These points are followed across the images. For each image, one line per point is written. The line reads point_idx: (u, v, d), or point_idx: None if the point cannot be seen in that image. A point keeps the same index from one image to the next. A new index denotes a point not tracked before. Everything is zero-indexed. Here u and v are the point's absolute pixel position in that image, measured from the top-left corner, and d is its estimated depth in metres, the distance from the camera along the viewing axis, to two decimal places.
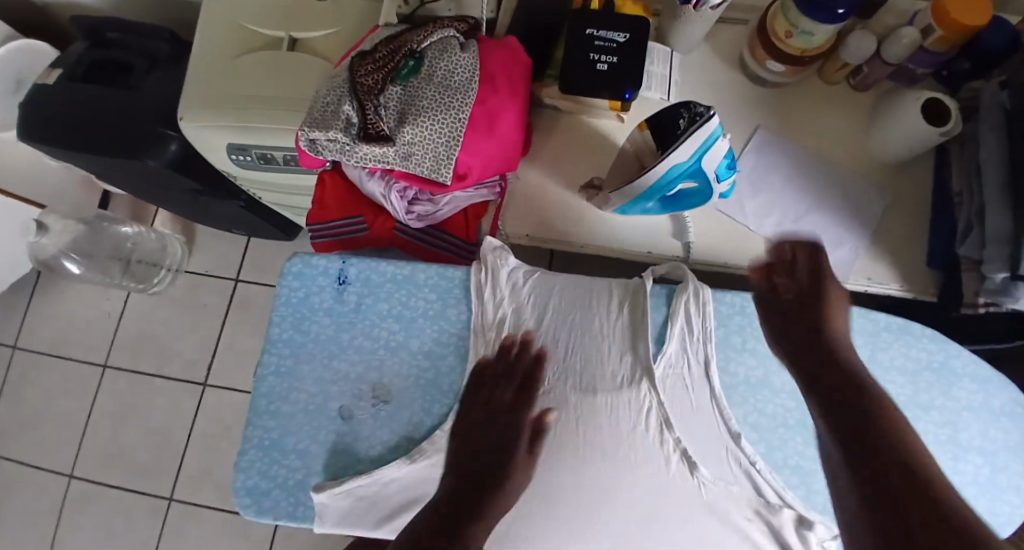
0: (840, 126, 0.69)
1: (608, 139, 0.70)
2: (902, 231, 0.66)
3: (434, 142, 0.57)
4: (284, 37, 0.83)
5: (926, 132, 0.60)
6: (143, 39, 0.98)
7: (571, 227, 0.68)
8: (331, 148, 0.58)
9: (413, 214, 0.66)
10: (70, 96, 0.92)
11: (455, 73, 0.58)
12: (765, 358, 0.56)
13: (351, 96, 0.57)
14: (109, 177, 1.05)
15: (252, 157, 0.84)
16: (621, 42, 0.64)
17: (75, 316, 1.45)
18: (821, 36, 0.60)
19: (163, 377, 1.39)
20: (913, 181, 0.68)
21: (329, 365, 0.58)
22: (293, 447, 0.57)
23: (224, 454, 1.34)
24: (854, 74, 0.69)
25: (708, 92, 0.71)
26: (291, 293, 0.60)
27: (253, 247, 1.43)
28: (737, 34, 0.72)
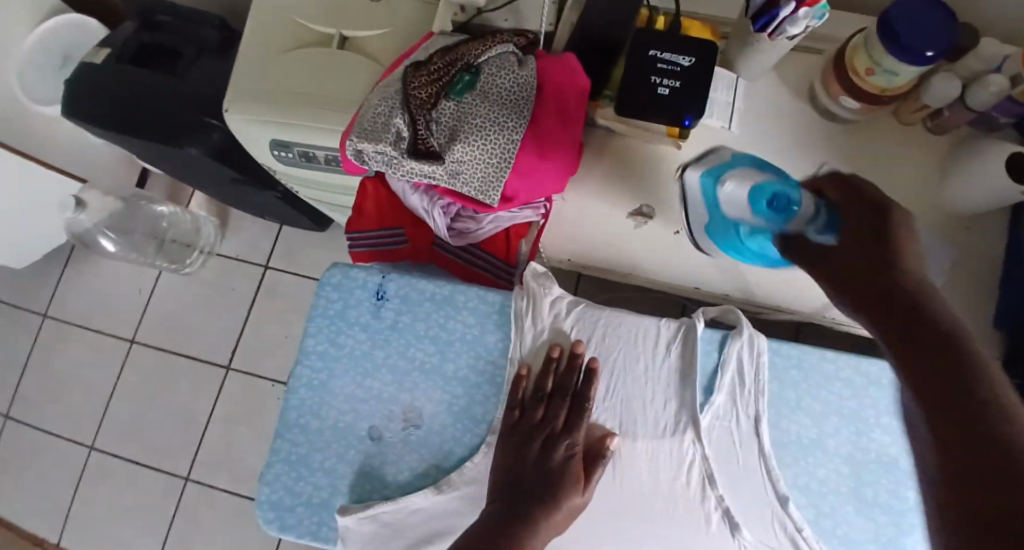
0: (911, 170, 0.65)
1: (660, 166, 0.67)
2: (971, 288, 0.63)
3: (484, 163, 0.56)
4: (335, 34, 0.82)
5: (1007, 189, 0.56)
6: (193, 25, 0.98)
7: (616, 255, 0.66)
8: (377, 161, 0.56)
9: (454, 230, 0.65)
10: (117, 78, 0.92)
11: (511, 92, 0.56)
12: (818, 417, 0.54)
13: (403, 108, 0.55)
14: (150, 160, 1.05)
15: (293, 155, 0.83)
16: (685, 66, 0.61)
17: (108, 290, 1.47)
18: (905, 76, 0.56)
19: (188, 358, 1.41)
20: (986, 235, 0.64)
21: (361, 382, 0.57)
22: (320, 465, 0.56)
23: (242, 440, 1.35)
24: (931, 116, 0.64)
25: (772, 124, 0.67)
26: (328, 305, 0.59)
27: (284, 235, 1.43)
28: (808, 64, 0.68)
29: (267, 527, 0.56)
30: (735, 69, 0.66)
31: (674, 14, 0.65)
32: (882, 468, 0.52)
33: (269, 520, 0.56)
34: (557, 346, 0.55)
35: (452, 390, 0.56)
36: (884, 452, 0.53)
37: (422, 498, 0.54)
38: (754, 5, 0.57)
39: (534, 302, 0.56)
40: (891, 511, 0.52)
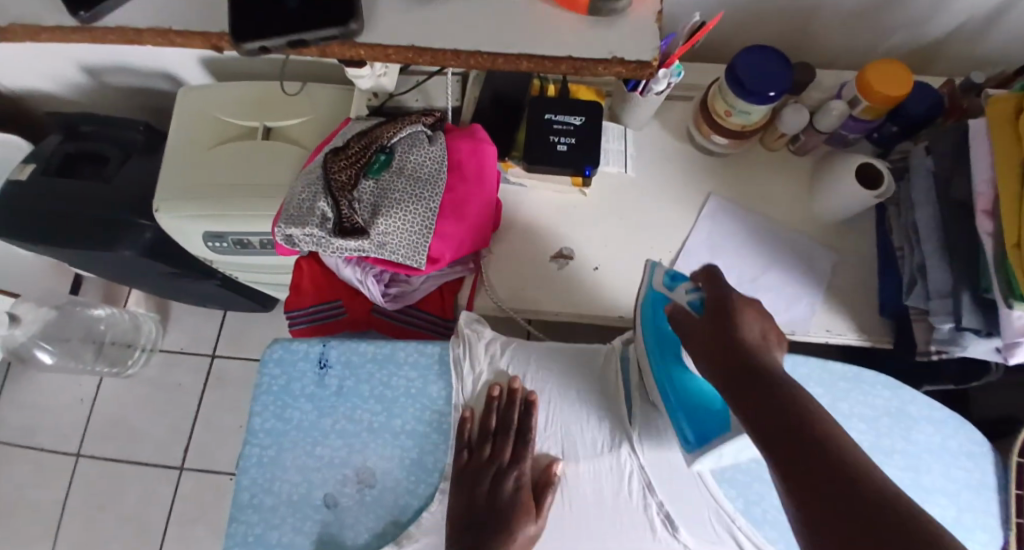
0: (785, 188, 0.75)
1: (571, 213, 0.74)
2: (853, 283, 0.71)
3: (407, 233, 0.60)
4: (258, 126, 0.87)
5: (864, 196, 0.66)
6: (117, 131, 1.01)
7: (543, 297, 0.71)
8: (307, 242, 0.60)
9: (390, 295, 0.68)
10: (44, 190, 0.93)
11: (424, 166, 0.62)
12: None
13: (326, 192, 0.60)
14: (80, 266, 1.04)
15: (228, 244, 0.86)
16: (577, 125, 0.70)
17: (45, 404, 1.40)
18: (758, 114, 0.66)
19: (138, 463, 1.35)
20: (858, 236, 0.73)
21: (311, 451, 0.59)
22: (278, 541, 0.56)
23: (205, 540, 1.29)
24: (792, 141, 0.75)
25: (662, 163, 0.76)
26: (273, 381, 0.61)
27: (229, 321, 1.42)
28: (685, 109, 0.78)
29: None
30: (623, 121, 0.75)
31: (563, 82, 0.73)
32: None
33: None
34: (493, 387, 0.59)
35: (402, 445, 0.58)
36: None
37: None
38: None
39: (465, 343, 0.61)
40: None
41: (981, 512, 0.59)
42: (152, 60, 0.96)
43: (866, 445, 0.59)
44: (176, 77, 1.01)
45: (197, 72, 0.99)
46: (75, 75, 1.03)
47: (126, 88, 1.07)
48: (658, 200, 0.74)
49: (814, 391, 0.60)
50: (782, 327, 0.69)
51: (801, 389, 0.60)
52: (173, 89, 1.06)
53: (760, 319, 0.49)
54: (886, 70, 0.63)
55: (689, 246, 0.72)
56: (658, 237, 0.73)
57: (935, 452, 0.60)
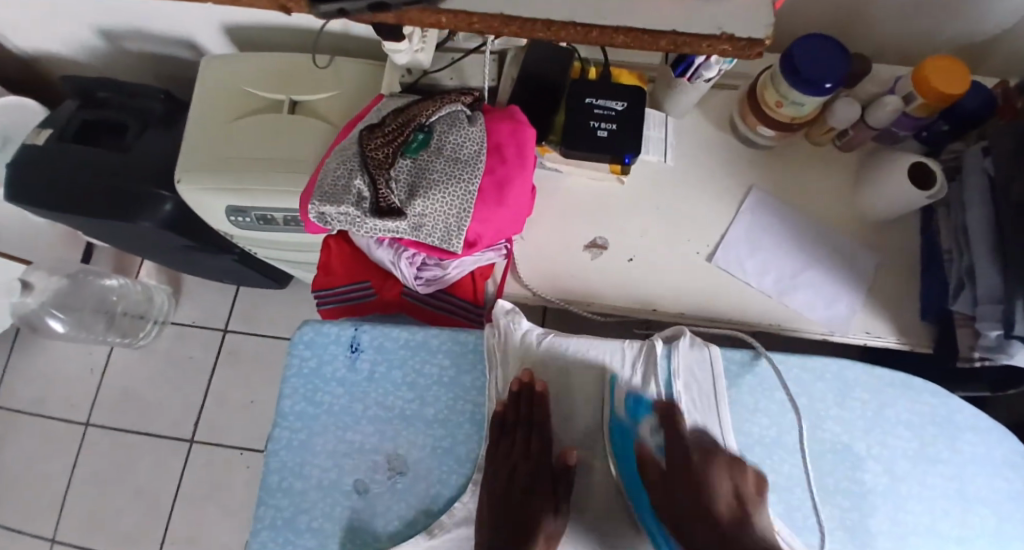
0: (829, 185, 0.73)
1: (607, 202, 0.72)
2: (894, 285, 0.70)
3: (445, 215, 0.59)
4: (284, 99, 0.84)
5: (914, 194, 0.64)
6: (134, 98, 0.97)
7: (577, 287, 0.69)
8: (341, 221, 0.58)
9: (423, 279, 0.67)
10: (62, 156, 0.91)
11: (464, 147, 0.60)
12: (776, 415, 0.58)
13: (362, 170, 0.58)
14: (96, 236, 1.02)
15: (250, 219, 0.84)
16: (619, 111, 0.67)
17: (55, 373, 1.40)
18: (811, 106, 0.64)
19: (148, 435, 1.35)
20: (901, 237, 0.71)
21: (342, 436, 0.58)
22: (307, 526, 0.55)
23: (213, 514, 1.29)
24: (839, 136, 0.72)
25: (703, 154, 0.74)
26: (303, 362, 0.60)
27: (242, 296, 1.41)
28: (728, 99, 0.75)
29: None
30: (664, 108, 0.73)
31: (604, 65, 0.71)
32: (837, 456, 0.57)
33: None
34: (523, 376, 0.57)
35: (435, 433, 0.58)
36: (838, 441, 0.58)
37: (413, 545, 0.54)
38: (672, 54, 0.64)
39: (501, 331, 0.59)
40: (851, 496, 0.57)
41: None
42: (174, 26, 0.93)
43: (909, 452, 0.58)
44: (197, 45, 0.98)
45: (219, 40, 0.96)
46: (93, 39, 1.01)
47: (145, 55, 1.04)
48: (697, 191, 0.72)
49: (859, 395, 0.59)
50: (821, 327, 0.68)
51: (850, 394, 0.59)
52: (193, 58, 1.03)
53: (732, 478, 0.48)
54: (945, 64, 0.61)
55: (731, 239, 0.70)
56: (697, 229, 0.71)
57: (979, 464, 0.59)
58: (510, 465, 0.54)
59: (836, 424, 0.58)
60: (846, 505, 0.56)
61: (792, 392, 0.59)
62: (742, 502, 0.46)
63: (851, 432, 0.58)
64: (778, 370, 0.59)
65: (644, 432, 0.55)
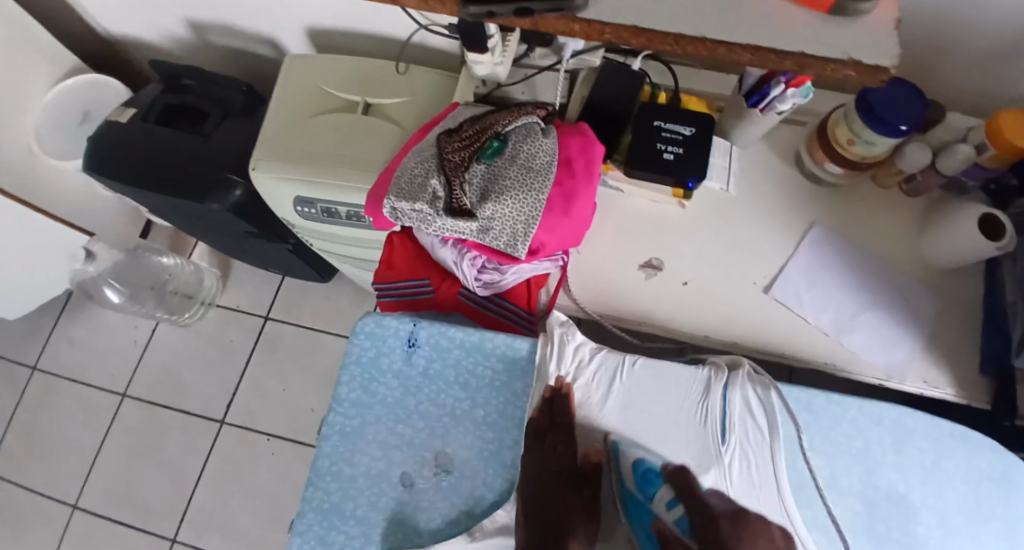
0: (892, 229, 0.73)
1: (667, 224, 0.73)
2: (955, 336, 0.68)
3: (513, 220, 0.60)
4: (359, 101, 0.88)
5: (983, 246, 0.63)
6: (217, 88, 1.02)
7: (629, 305, 0.70)
8: (413, 218, 0.61)
9: (481, 281, 0.68)
10: (144, 137, 0.96)
11: (537, 156, 0.62)
12: (831, 455, 0.58)
13: (438, 171, 0.61)
14: (165, 213, 1.08)
15: (316, 211, 0.87)
16: (686, 136, 0.68)
17: (101, 342, 1.46)
18: (883, 146, 0.64)
19: (181, 412, 1.38)
20: (965, 287, 0.70)
21: (392, 428, 0.61)
22: (352, 513, 0.59)
23: (233, 497, 1.31)
24: (907, 181, 0.72)
25: (766, 186, 0.74)
26: (362, 352, 0.62)
27: (285, 286, 1.45)
28: (796, 135, 0.76)
29: None
30: (729, 138, 0.73)
31: (674, 91, 0.73)
32: (892, 505, 0.56)
33: None
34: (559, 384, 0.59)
35: (481, 436, 0.60)
36: (893, 489, 0.57)
37: (454, 545, 0.57)
38: (747, 84, 0.65)
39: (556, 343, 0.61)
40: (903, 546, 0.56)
41: None
42: (260, 25, 0.99)
43: (965, 507, 0.57)
44: (279, 42, 1.04)
45: (300, 41, 1.01)
46: (183, 30, 1.07)
47: (228, 49, 1.10)
48: (757, 222, 0.72)
49: (918, 445, 0.58)
50: (878, 372, 0.67)
51: (907, 441, 0.58)
52: (272, 55, 1.09)
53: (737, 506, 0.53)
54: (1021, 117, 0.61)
55: (789, 274, 0.70)
56: (754, 259, 0.71)
57: None
58: (558, 467, 0.57)
59: (893, 471, 0.57)
60: None
61: (849, 433, 0.58)
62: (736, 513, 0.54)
63: (907, 481, 0.57)
64: (835, 409, 0.59)
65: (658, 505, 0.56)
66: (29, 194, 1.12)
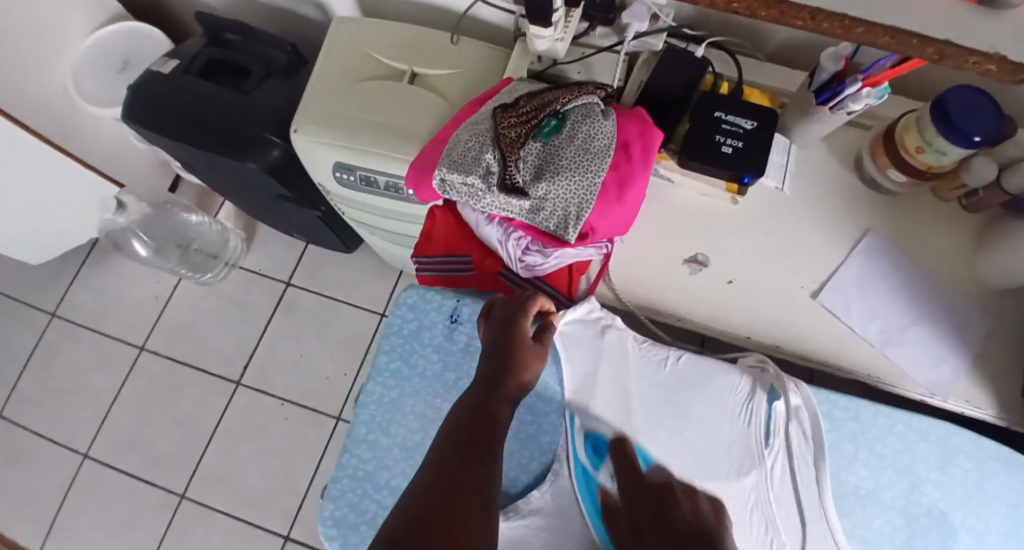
0: (948, 243, 0.70)
1: (716, 220, 0.71)
2: (1004, 357, 0.66)
3: (566, 201, 0.59)
4: (406, 71, 0.86)
5: None
6: (261, 46, 1.01)
7: (672, 299, 0.68)
8: (463, 192, 0.60)
9: (523, 263, 0.66)
10: (185, 90, 0.95)
11: (595, 138, 0.60)
12: (874, 466, 0.57)
13: (493, 145, 0.59)
14: (199, 168, 1.07)
15: (354, 178, 0.86)
16: (747, 129, 0.66)
17: (121, 294, 1.46)
18: (954, 156, 0.61)
19: (197, 369, 1.39)
20: (1018, 308, 0.68)
21: (430, 402, 0.60)
22: (386, 483, 0.58)
23: (243, 457, 1.33)
24: (968, 195, 0.70)
25: (820, 188, 0.72)
26: (403, 324, 0.62)
27: (309, 254, 1.45)
28: (856, 139, 0.74)
29: (331, 543, 0.57)
30: (790, 136, 0.71)
31: (738, 82, 0.70)
32: (933, 522, 0.56)
33: (332, 531, 0.57)
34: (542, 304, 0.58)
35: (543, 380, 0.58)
36: (935, 505, 0.56)
37: None
38: (819, 80, 0.63)
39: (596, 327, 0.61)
40: None
41: None
42: None
43: (1005, 530, 0.56)
44: (326, 5, 1.01)
45: (348, 5, 0.99)
46: None
47: (274, 8, 1.08)
48: (809, 226, 0.70)
49: (963, 464, 0.56)
50: (922, 388, 0.65)
51: (953, 460, 0.57)
52: (317, 17, 1.07)
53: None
54: None
55: (839, 281, 0.68)
56: (805, 263, 0.69)
57: None
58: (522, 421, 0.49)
59: (937, 488, 0.56)
60: None
61: (895, 446, 0.57)
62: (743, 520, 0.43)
63: (950, 499, 0.56)
64: (882, 421, 0.57)
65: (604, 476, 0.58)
66: (63, 139, 1.12)
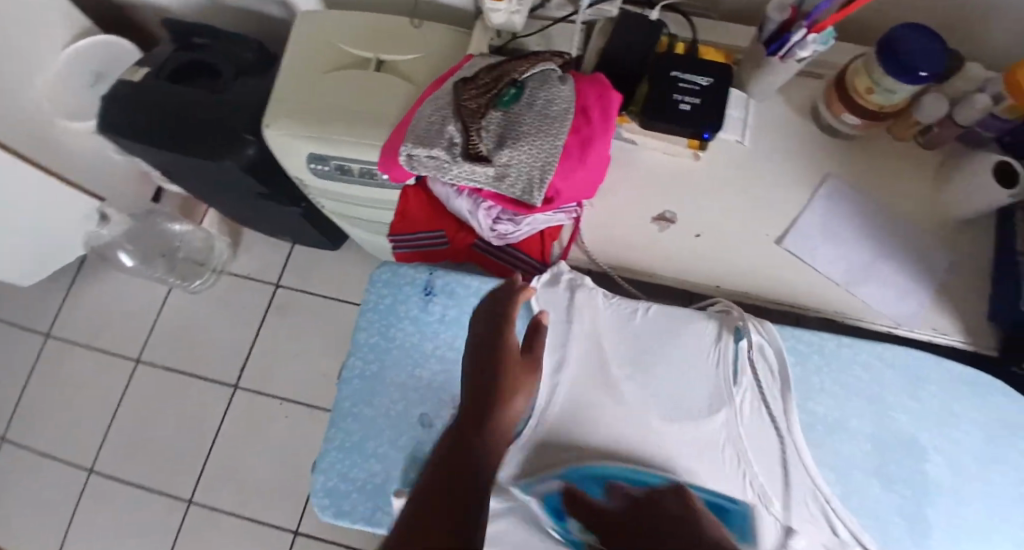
0: (908, 182, 0.72)
1: (681, 177, 0.73)
2: (968, 287, 0.69)
3: (530, 166, 0.60)
4: (372, 58, 0.87)
5: (999, 192, 0.63)
6: (229, 46, 1.02)
7: (644, 255, 0.70)
8: (429, 165, 0.61)
9: (496, 232, 0.69)
10: (159, 93, 0.95)
11: (553, 103, 0.62)
12: (842, 397, 0.59)
13: (455, 117, 0.61)
14: (177, 172, 1.08)
15: (328, 168, 0.87)
16: (704, 86, 0.68)
17: (114, 309, 1.47)
18: (903, 94, 0.63)
19: (194, 376, 1.41)
20: (978, 239, 0.70)
21: (411, 372, 0.62)
22: (373, 451, 0.60)
23: (247, 458, 1.34)
24: (922, 133, 0.72)
25: (780, 139, 0.74)
26: (379, 299, 0.64)
27: (296, 254, 1.46)
28: (813, 88, 0.76)
29: (325, 511, 0.59)
30: (747, 90, 0.73)
31: (693, 41, 0.72)
32: (903, 445, 0.58)
33: (325, 501, 0.59)
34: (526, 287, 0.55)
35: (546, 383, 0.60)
36: (903, 430, 0.58)
37: None
38: (767, 32, 0.64)
39: (561, 283, 0.64)
40: (913, 485, 0.57)
41: None
42: None
43: (973, 449, 0.58)
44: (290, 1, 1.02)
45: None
46: None
47: (239, 9, 1.09)
48: (772, 175, 0.72)
49: (929, 389, 0.59)
50: (888, 320, 0.67)
51: (918, 384, 0.59)
52: (283, 15, 1.08)
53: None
54: None
55: (802, 225, 0.70)
56: (770, 212, 0.71)
57: None
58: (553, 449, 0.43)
59: (904, 413, 0.59)
60: (909, 493, 0.57)
61: (862, 377, 0.60)
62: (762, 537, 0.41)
63: (917, 423, 0.58)
64: (846, 352, 0.60)
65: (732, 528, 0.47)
66: (42, 156, 1.12)
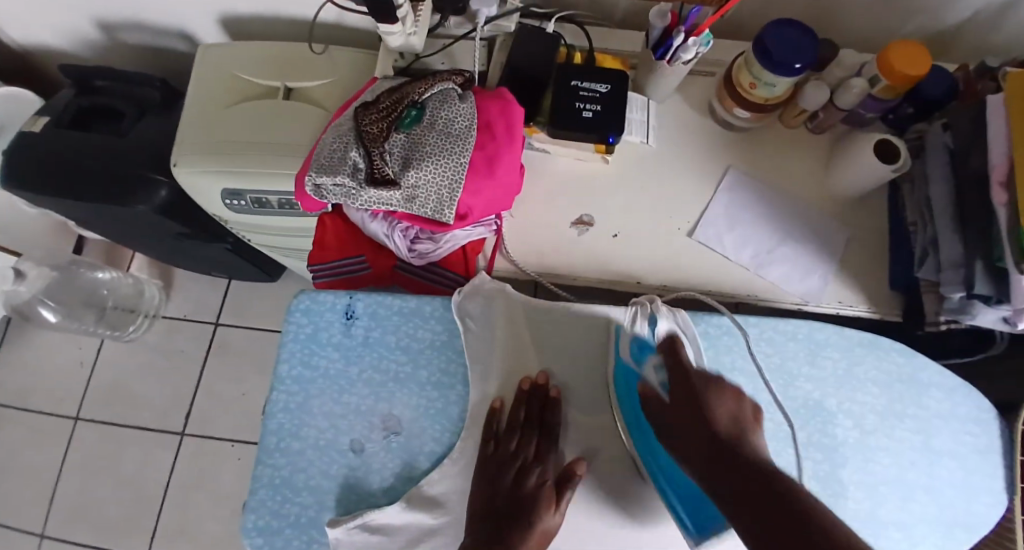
0: (803, 166, 0.77)
1: (593, 179, 0.75)
2: (867, 258, 0.73)
3: (437, 186, 0.61)
4: (279, 86, 0.86)
5: (881, 170, 0.68)
6: (132, 86, 0.99)
7: (564, 259, 0.72)
8: (337, 193, 0.61)
9: (415, 252, 0.69)
10: (57, 142, 0.91)
11: (454, 122, 0.63)
12: (752, 373, 0.62)
13: (357, 143, 0.62)
14: (91, 220, 1.04)
15: (246, 202, 0.86)
16: (603, 93, 0.70)
17: (43, 368, 1.39)
18: (782, 86, 0.67)
19: (137, 428, 1.34)
20: (871, 211, 0.75)
21: (338, 399, 0.62)
22: (304, 484, 0.60)
23: (202, 506, 1.29)
24: (811, 119, 0.76)
25: (683, 136, 0.77)
26: (299, 328, 0.64)
27: (234, 289, 1.42)
28: (707, 85, 0.80)
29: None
30: (646, 93, 0.76)
31: (589, 50, 0.75)
32: (811, 412, 0.61)
33: (257, 540, 0.58)
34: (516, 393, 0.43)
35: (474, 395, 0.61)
36: (811, 398, 0.62)
37: (389, 513, 0.57)
38: (653, 36, 0.67)
39: (477, 289, 0.64)
40: (824, 449, 0.60)
41: (984, 474, 0.63)
42: (169, 17, 0.95)
43: (879, 408, 0.62)
44: (193, 35, 1.00)
45: (215, 32, 0.99)
46: (91, 32, 1.02)
47: (142, 47, 1.06)
48: (678, 171, 0.76)
49: (832, 355, 0.63)
50: (795, 297, 0.71)
51: (822, 353, 0.63)
52: (188, 49, 1.05)
53: (728, 398, 0.48)
54: (909, 48, 0.64)
55: (708, 216, 0.73)
56: (678, 205, 0.74)
57: (945, 418, 0.63)
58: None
59: (809, 381, 0.62)
60: (821, 457, 0.60)
61: (769, 351, 0.63)
62: (738, 421, 0.46)
63: (824, 389, 0.62)
64: (752, 332, 0.63)
65: (648, 373, 0.56)
66: None
